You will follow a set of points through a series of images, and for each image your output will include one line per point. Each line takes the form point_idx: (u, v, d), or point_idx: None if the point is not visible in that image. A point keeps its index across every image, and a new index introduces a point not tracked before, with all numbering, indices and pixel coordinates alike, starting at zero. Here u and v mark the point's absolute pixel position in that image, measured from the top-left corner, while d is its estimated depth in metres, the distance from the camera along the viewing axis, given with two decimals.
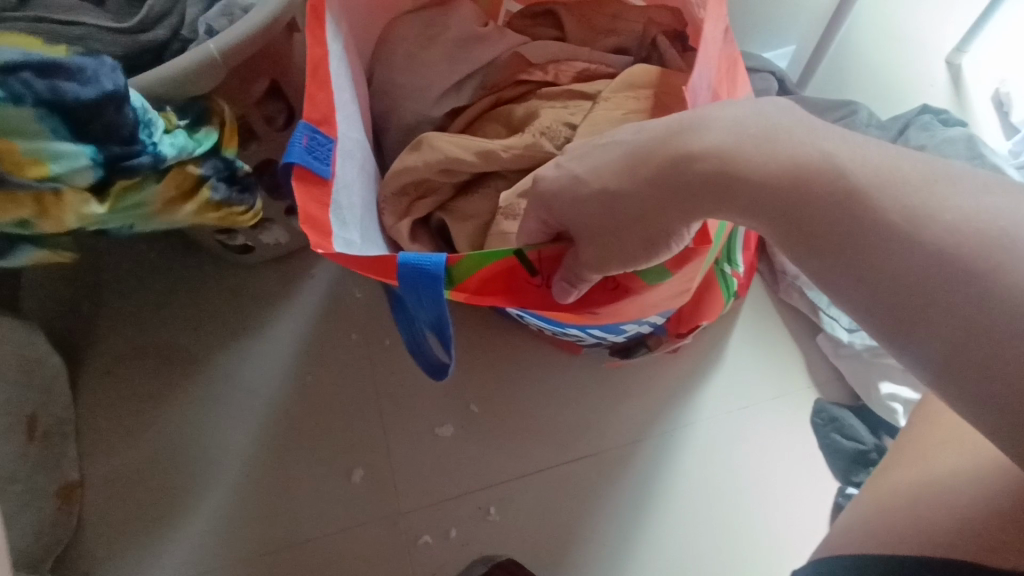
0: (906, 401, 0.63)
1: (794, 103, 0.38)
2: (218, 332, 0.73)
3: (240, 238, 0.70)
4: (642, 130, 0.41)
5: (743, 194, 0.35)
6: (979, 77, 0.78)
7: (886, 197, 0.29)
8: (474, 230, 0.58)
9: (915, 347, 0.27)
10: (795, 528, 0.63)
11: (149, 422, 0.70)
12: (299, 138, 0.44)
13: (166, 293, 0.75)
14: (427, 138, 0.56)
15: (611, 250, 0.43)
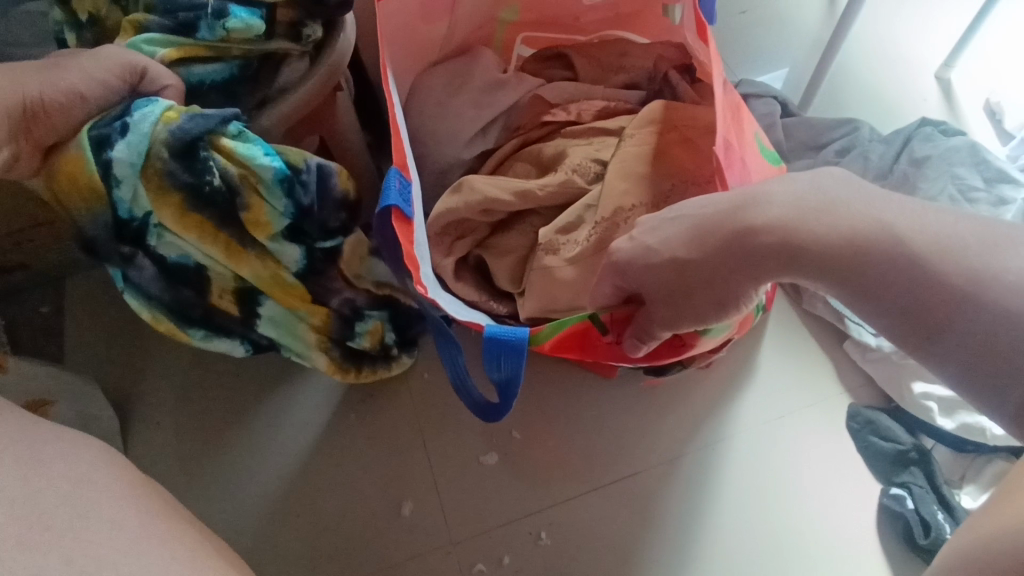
0: (940, 398, 0.64)
1: (848, 170, 0.43)
2: (262, 377, 0.75)
3: None
4: (708, 202, 0.45)
5: (805, 257, 0.41)
6: (970, 88, 0.83)
7: (949, 263, 0.36)
8: (513, 265, 0.62)
9: (945, 353, 0.36)
10: (841, 531, 0.64)
11: (200, 469, 0.71)
12: (393, 181, 0.46)
13: (208, 342, 0.77)
14: (467, 180, 0.59)
15: (684, 317, 0.46)
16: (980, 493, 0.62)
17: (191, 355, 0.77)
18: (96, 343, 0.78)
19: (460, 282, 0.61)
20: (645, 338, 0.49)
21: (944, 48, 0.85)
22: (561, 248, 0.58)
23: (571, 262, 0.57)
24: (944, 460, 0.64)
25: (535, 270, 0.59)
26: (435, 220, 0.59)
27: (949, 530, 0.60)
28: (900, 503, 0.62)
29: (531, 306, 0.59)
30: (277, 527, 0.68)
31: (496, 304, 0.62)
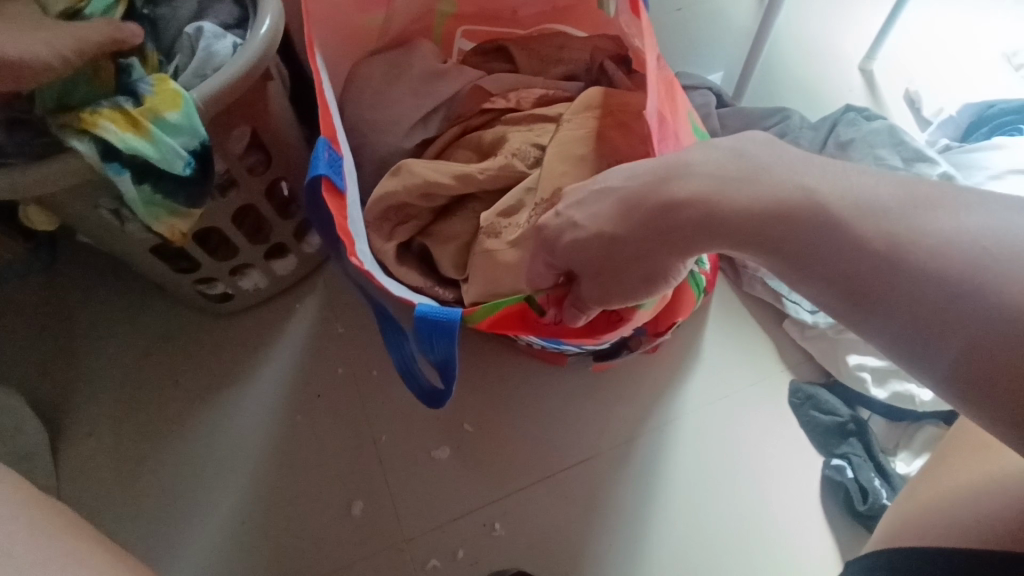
0: (873, 369, 0.67)
1: (770, 136, 0.41)
2: (201, 381, 0.72)
3: (219, 285, 0.70)
4: (633, 173, 0.43)
5: (727, 229, 0.39)
6: (891, 77, 0.87)
7: (869, 225, 0.33)
8: (456, 251, 0.61)
9: (870, 318, 0.33)
10: (788, 505, 0.65)
11: (137, 480, 0.68)
12: (321, 151, 0.46)
13: (143, 347, 0.74)
14: (405, 163, 0.59)
15: (614, 292, 0.46)
16: (913, 458, 0.64)
17: (124, 361, 0.73)
18: (20, 351, 0.74)
19: (404, 269, 0.61)
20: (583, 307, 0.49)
21: (865, 41, 0.90)
22: (503, 232, 0.58)
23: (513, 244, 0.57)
24: (880, 429, 0.66)
25: (479, 253, 0.58)
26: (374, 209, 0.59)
27: (885, 495, 0.62)
28: (840, 473, 0.64)
29: (475, 292, 0.59)
30: (219, 539, 0.65)
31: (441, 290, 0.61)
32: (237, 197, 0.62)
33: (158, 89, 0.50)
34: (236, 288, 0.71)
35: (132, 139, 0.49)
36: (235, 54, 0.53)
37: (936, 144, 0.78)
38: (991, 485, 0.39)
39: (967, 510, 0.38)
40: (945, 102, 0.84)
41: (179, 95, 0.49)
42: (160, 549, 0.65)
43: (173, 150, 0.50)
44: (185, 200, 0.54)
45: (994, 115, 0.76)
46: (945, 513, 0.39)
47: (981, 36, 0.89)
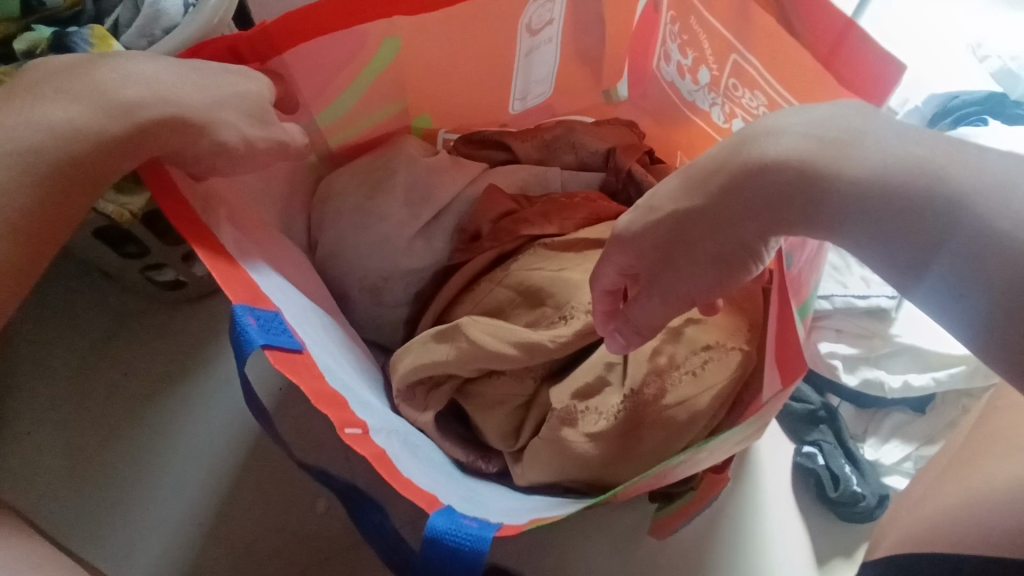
0: (843, 356, 0.67)
1: (868, 104, 0.36)
2: (154, 374, 0.67)
3: (170, 272, 0.66)
4: (711, 145, 0.38)
5: (831, 205, 0.33)
6: None
7: (1000, 204, 0.29)
8: (503, 420, 0.53)
9: (960, 304, 0.30)
10: (776, 496, 0.63)
11: (89, 479, 0.63)
12: (247, 321, 0.36)
13: (94, 337, 0.69)
14: (459, 327, 0.51)
15: (681, 286, 0.39)
16: (881, 444, 0.65)
17: (74, 354, 0.68)
18: None
19: (448, 442, 0.53)
20: (634, 337, 0.44)
21: None
22: (580, 418, 0.50)
23: (594, 437, 0.49)
24: (848, 416, 0.67)
25: (541, 441, 0.50)
26: (397, 353, 0.53)
27: (855, 481, 0.62)
28: (812, 460, 0.63)
29: (532, 476, 0.51)
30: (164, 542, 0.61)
31: (482, 462, 0.53)
32: None
33: (99, 52, 0.45)
34: (188, 273, 0.67)
35: None
36: (187, 15, 0.48)
37: None
38: (974, 475, 0.38)
39: (950, 493, 0.37)
40: (910, 94, 0.85)
41: None
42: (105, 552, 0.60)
43: None
44: None
45: (957, 106, 0.78)
46: (936, 496, 0.38)
47: (945, 30, 0.90)
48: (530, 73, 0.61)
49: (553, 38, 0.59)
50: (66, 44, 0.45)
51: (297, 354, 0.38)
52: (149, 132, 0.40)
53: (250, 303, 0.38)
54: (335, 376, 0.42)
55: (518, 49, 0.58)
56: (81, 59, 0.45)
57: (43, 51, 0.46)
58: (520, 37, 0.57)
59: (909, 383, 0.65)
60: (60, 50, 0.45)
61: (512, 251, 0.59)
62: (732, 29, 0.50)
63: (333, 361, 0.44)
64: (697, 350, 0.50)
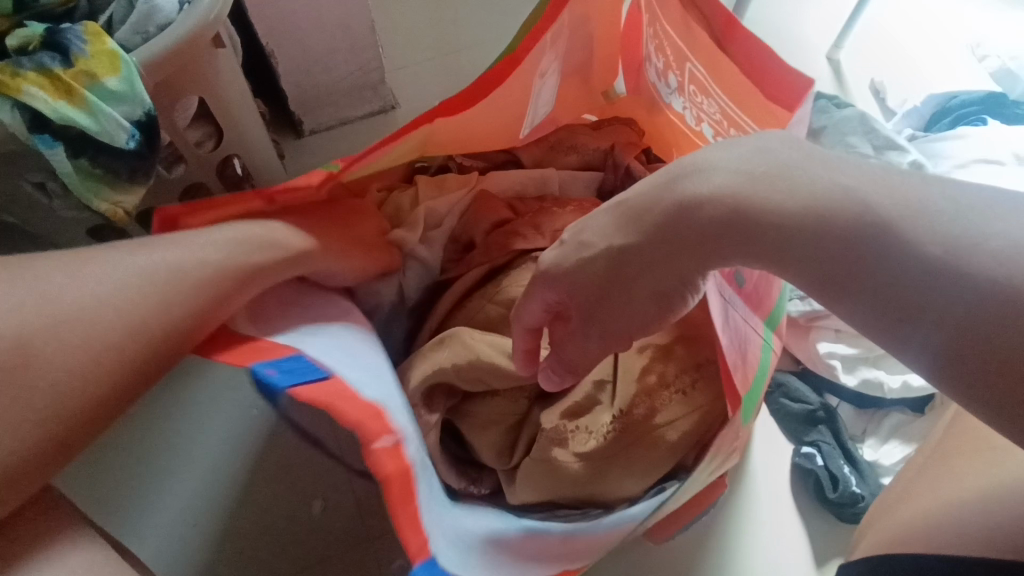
0: (843, 356, 0.66)
1: (799, 137, 0.35)
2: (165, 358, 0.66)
3: None
4: (640, 182, 0.37)
5: (759, 236, 0.32)
6: (858, 67, 0.87)
7: (921, 230, 0.28)
8: (499, 439, 0.53)
9: (909, 336, 0.28)
10: (778, 498, 0.62)
11: (97, 468, 0.61)
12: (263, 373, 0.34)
13: None
14: (458, 335, 0.50)
15: (621, 322, 0.38)
16: (880, 444, 0.65)
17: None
18: None
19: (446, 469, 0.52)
20: (567, 375, 0.44)
21: (831, 32, 0.90)
22: (569, 437, 0.50)
23: (582, 458, 0.49)
24: (848, 416, 0.67)
25: (532, 461, 0.50)
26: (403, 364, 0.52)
27: (853, 482, 0.61)
28: (810, 460, 0.62)
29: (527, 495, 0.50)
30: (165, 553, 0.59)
31: (474, 486, 0.53)
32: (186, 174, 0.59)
33: (93, 49, 0.44)
34: None
35: (69, 108, 0.44)
36: (182, 11, 0.48)
37: (900, 134, 0.78)
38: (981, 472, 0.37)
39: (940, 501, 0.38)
40: (909, 95, 0.84)
41: (118, 57, 0.44)
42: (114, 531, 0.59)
43: (114, 118, 0.45)
44: (128, 174, 0.48)
45: (956, 106, 0.77)
46: (914, 499, 0.39)
47: (944, 30, 0.90)
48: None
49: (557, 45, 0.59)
50: (60, 40, 0.45)
51: (321, 384, 0.34)
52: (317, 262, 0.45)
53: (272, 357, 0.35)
54: (365, 388, 0.37)
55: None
56: (77, 56, 0.44)
57: (36, 47, 0.45)
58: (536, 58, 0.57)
59: (908, 383, 0.64)
60: (53, 46, 0.45)
61: (505, 265, 0.58)
62: (685, 40, 0.53)
63: (376, 381, 0.40)
64: (687, 368, 0.50)
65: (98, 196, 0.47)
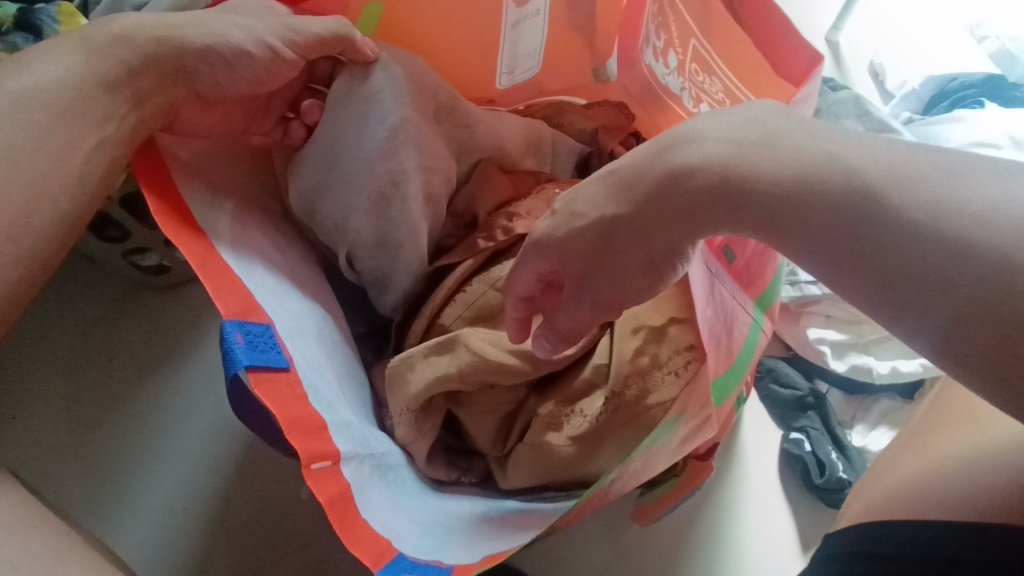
0: (833, 342, 0.66)
1: (784, 107, 0.34)
2: (153, 345, 0.64)
3: (154, 257, 0.63)
4: (631, 153, 0.36)
5: (747, 205, 0.31)
6: (857, 50, 0.85)
7: (904, 194, 0.27)
8: (493, 427, 0.52)
9: (903, 304, 0.27)
10: (763, 483, 0.62)
11: (85, 456, 0.59)
12: (234, 337, 0.35)
13: (78, 320, 0.65)
14: (460, 336, 0.49)
15: (611, 289, 0.38)
16: (869, 430, 0.64)
17: (56, 338, 0.64)
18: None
19: (430, 462, 0.51)
20: (560, 342, 0.43)
21: (830, 14, 0.89)
22: (565, 422, 0.49)
23: (576, 440, 0.48)
24: (837, 402, 0.66)
25: (525, 446, 0.50)
26: (395, 366, 0.49)
27: (841, 468, 0.61)
28: (799, 446, 0.62)
29: (520, 480, 0.50)
30: (147, 531, 0.57)
31: (463, 475, 0.53)
32: None
33: (68, 29, 0.44)
34: (172, 257, 0.64)
35: None
36: None
37: (898, 117, 0.77)
38: (961, 444, 0.36)
39: (912, 466, 0.37)
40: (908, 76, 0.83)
41: None
42: (106, 518, 0.57)
43: None
44: None
45: (955, 89, 0.76)
46: (896, 469, 0.39)
47: (944, 12, 0.88)
48: (518, 46, 0.59)
49: (541, 9, 0.58)
50: (33, 18, 0.44)
51: (283, 373, 0.36)
52: (164, 53, 0.40)
53: (241, 317, 0.37)
54: (320, 394, 0.40)
55: (505, 20, 0.56)
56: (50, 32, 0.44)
57: (8, 28, 0.44)
58: (506, 8, 0.55)
59: (897, 369, 0.64)
60: (25, 24, 0.44)
61: (509, 248, 0.54)
62: (692, 13, 0.53)
63: (323, 377, 0.42)
64: (680, 349, 0.48)
65: None
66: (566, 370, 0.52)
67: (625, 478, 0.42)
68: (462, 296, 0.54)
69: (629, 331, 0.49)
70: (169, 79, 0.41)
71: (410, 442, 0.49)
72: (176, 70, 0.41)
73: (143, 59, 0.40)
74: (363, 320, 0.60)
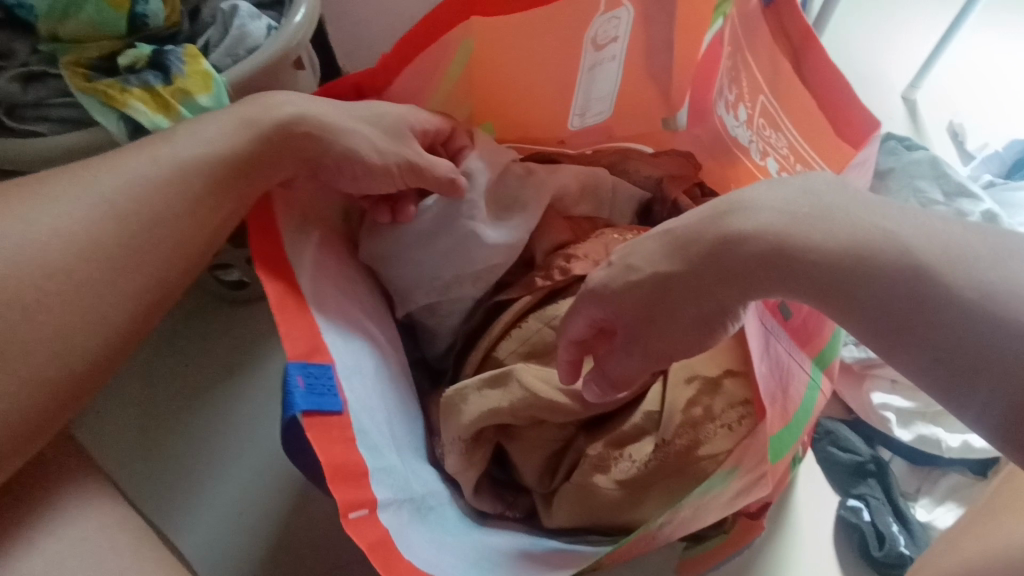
0: (898, 409, 0.63)
1: (839, 179, 0.35)
2: (224, 355, 0.69)
3: (235, 272, 0.70)
4: (686, 215, 0.37)
5: (799, 275, 0.32)
6: (935, 108, 0.84)
7: (959, 278, 0.28)
8: (540, 463, 0.53)
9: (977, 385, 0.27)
10: (817, 551, 0.60)
11: (157, 456, 0.64)
12: (295, 380, 0.38)
13: (160, 330, 0.71)
14: (513, 371, 0.50)
15: (663, 343, 0.38)
16: (935, 506, 0.61)
17: (154, 336, 0.71)
18: None
19: (476, 494, 0.52)
20: (609, 388, 0.44)
21: (907, 72, 0.87)
22: (613, 465, 0.49)
23: (623, 485, 0.48)
24: (900, 472, 0.63)
25: (571, 485, 0.50)
26: (449, 397, 0.51)
27: (902, 541, 0.58)
28: (856, 514, 0.60)
29: (566, 519, 0.50)
30: (209, 529, 0.60)
31: (508, 509, 0.54)
32: None
33: (190, 69, 0.49)
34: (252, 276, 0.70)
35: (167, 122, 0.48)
36: (270, 37, 0.52)
37: (977, 179, 0.75)
38: None
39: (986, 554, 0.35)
40: (989, 137, 0.81)
41: (211, 77, 0.49)
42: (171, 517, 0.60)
43: None
44: None
45: None
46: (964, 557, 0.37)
47: None
48: (591, 90, 0.59)
49: (618, 56, 0.57)
50: (163, 62, 0.50)
51: (334, 416, 0.39)
52: (302, 144, 0.44)
53: (305, 358, 0.39)
54: (369, 438, 0.41)
55: (581, 64, 0.57)
56: (177, 73, 0.49)
57: (142, 67, 0.50)
58: (585, 50, 0.55)
59: (969, 443, 0.61)
60: (158, 67, 0.50)
61: (565, 287, 0.56)
62: (764, 72, 0.55)
63: (374, 422, 0.43)
64: (736, 404, 0.48)
65: None
66: (615, 413, 0.52)
67: (672, 524, 0.42)
68: (519, 332, 0.55)
69: (683, 380, 0.49)
70: (300, 164, 0.45)
71: (457, 471, 0.50)
72: (308, 158, 0.45)
73: (285, 144, 0.44)
74: (420, 348, 0.62)
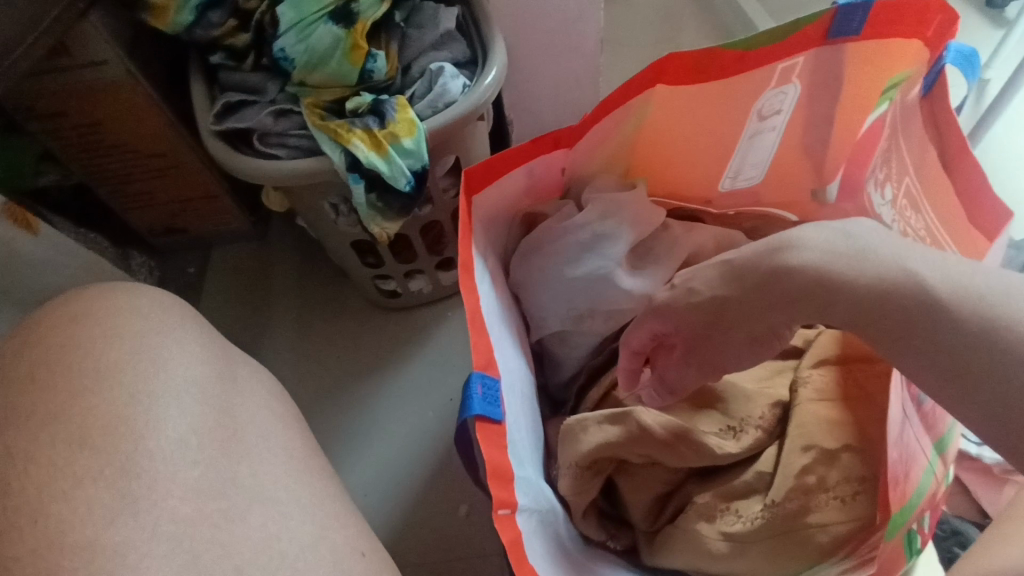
0: None
1: (875, 222, 0.42)
2: (381, 342, 0.86)
3: (393, 283, 0.82)
4: (742, 248, 0.45)
5: (836, 303, 0.40)
6: None
7: (963, 310, 0.36)
8: (648, 502, 0.56)
9: None
10: None
11: (329, 416, 0.82)
12: (476, 388, 0.44)
13: (335, 314, 0.89)
14: (633, 413, 0.53)
15: (716, 355, 0.47)
16: None
17: (330, 318, 0.89)
18: (254, 305, 0.91)
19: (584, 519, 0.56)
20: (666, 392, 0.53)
21: None
22: (718, 516, 0.51)
23: (728, 538, 0.50)
24: None
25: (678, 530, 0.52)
26: (570, 425, 0.55)
27: None
28: None
29: (670, 561, 0.53)
30: (363, 487, 0.77)
31: (610, 540, 0.57)
32: (429, 213, 0.73)
33: (400, 116, 0.60)
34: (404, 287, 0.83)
35: (379, 157, 0.59)
36: (463, 95, 0.62)
37: None
38: None
39: None
40: None
41: (415, 124, 0.60)
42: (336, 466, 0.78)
43: (405, 164, 0.60)
44: (398, 209, 0.64)
45: None
46: None
47: None
48: (748, 155, 0.63)
49: (779, 127, 0.60)
50: (382, 108, 0.61)
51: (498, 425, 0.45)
52: None
53: (482, 370, 0.46)
54: (515, 448, 0.48)
55: (744, 131, 0.60)
56: (391, 118, 0.60)
57: (364, 112, 0.62)
58: (749, 121, 0.59)
59: None
60: (376, 112, 0.61)
61: None
62: (913, 151, 0.54)
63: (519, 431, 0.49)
64: (851, 478, 0.49)
65: (373, 223, 0.63)
66: (727, 466, 0.54)
67: None
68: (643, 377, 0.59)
69: (799, 447, 0.50)
70: None
71: (569, 496, 0.54)
72: None
73: None
74: (546, 376, 0.68)
